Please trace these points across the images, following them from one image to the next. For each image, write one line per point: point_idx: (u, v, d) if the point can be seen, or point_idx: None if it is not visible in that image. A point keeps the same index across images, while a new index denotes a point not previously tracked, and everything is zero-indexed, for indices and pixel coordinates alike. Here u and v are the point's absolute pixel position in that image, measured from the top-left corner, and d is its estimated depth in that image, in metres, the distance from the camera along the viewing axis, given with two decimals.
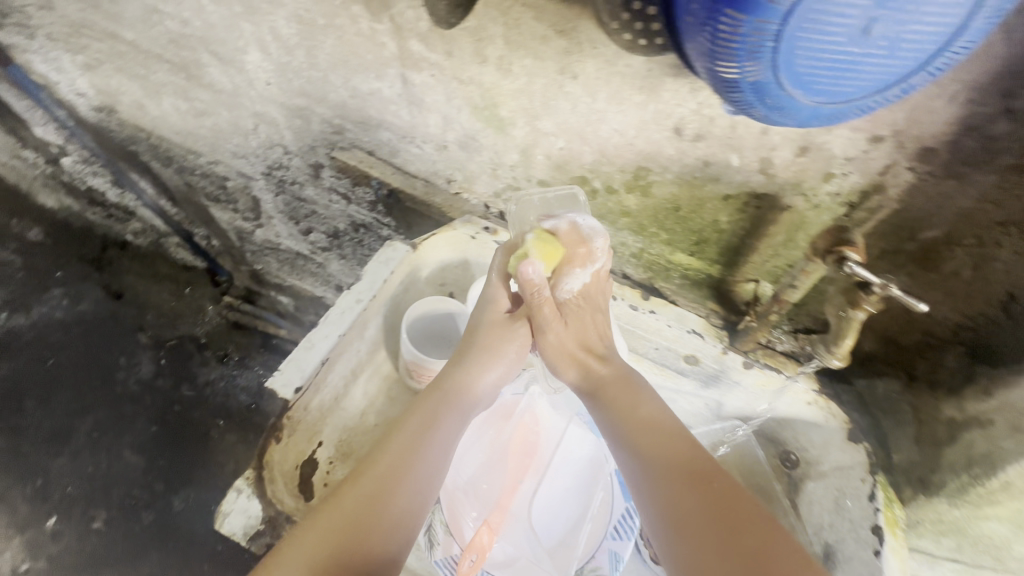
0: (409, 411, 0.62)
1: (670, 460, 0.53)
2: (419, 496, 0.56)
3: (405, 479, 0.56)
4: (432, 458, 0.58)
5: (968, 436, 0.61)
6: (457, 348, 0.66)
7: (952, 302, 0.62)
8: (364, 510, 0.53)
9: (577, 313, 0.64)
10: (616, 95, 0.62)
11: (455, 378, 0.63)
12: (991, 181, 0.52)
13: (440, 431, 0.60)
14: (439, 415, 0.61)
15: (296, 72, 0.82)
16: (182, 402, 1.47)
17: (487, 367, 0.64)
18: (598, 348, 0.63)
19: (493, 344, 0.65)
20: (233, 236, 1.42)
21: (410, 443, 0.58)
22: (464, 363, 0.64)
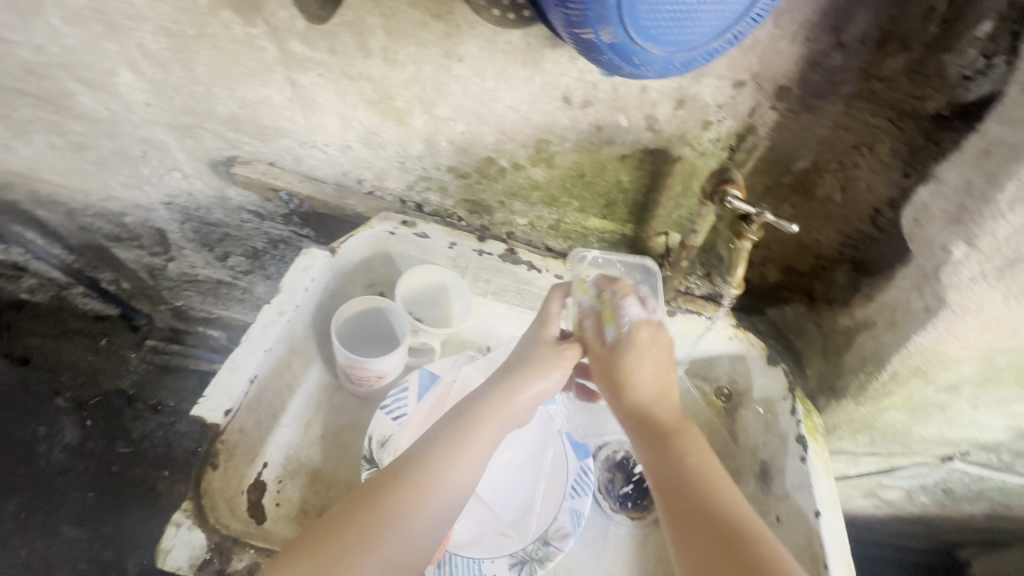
0: (456, 422, 0.60)
1: (700, 517, 0.53)
2: (431, 529, 0.56)
3: (421, 513, 0.55)
4: (454, 487, 0.57)
5: (860, 339, 0.67)
6: (518, 354, 0.64)
7: (834, 224, 0.68)
8: (373, 545, 0.53)
9: (638, 356, 0.61)
10: (503, 72, 0.64)
11: (510, 395, 0.61)
12: (839, 109, 0.59)
13: (477, 449, 0.59)
14: (482, 434, 0.59)
15: (176, 89, 0.78)
16: (120, 462, 1.39)
17: (534, 383, 0.62)
18: (656, 390, 0.60)
19: (546, 361, 0.63)
20: (144, 275, 1.33)
21: (441, 470, 0.57)
22: (519, 378, 0.62)
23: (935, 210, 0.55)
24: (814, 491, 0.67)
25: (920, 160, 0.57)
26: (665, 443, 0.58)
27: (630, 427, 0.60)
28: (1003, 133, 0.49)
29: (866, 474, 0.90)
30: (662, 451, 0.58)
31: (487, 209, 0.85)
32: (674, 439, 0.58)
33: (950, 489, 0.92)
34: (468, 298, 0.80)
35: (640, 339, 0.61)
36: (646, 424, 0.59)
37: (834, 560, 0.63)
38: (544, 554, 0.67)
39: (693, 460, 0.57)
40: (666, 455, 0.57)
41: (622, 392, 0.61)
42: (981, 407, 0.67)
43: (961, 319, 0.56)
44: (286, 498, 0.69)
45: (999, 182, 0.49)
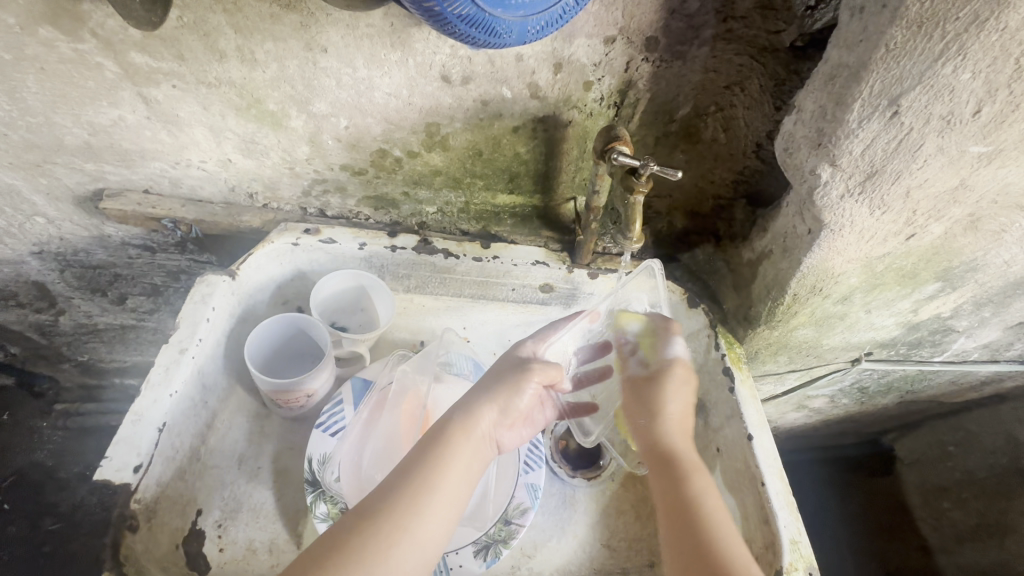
0: (443, 433, 0.57)
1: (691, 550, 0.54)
2: (433, 545, 0.52)
3: (416, 535, 0.51)
4: (449, 503, 0.54)
5: (762, 270, 0.71)
6: (487, 376, 0.63)
7: (725, 163, 0.71)
8: (381, 549, 0.49)
9: (666, 393, 0.62)
10: (373, 57, 0.61)
11: (478, 408, 0.59)
12: (706, 53, 0.61)
13: (456, 466, 0.55)
14: (464, 449, 0.56)
15: (8, 124, 0.69)
16: (52, 540, 1.27)
17: (503, 394, 0.60)
18: (679, 432, 0.62)
19: (518, 374, 0.61)
20: (33, 335, 1.21)
21: (432, 481, 0.53)
22: (488, 392, 0.60)
23: (800, 137, 0.56)
24: (744, 417, 0.71)
25: (786, 92, 0.61)
26: (678, 480, 0.58)
27: (648, 457, 0.62)
28: (842, 57, 0.50)
29: (793, 389, 0.97)
30: (671, 483, 0.59)
31: (393, 203, 0.81)
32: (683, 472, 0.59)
33: (865, 387, 1.01)
34: (387, 296, 0.78)
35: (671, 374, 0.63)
36: (663, 456, 0.61)
37: (769, 477, 0.66)
38: (507, 533, 0.68)
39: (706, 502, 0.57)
40: (674, 488, 0.58)
41: (649, 424, 0.62)
42: (873, 311, 0.73)
43: (841, 236, 0.59)
44: (231, 541, 0.66)
45: (845, 103, 0.50)
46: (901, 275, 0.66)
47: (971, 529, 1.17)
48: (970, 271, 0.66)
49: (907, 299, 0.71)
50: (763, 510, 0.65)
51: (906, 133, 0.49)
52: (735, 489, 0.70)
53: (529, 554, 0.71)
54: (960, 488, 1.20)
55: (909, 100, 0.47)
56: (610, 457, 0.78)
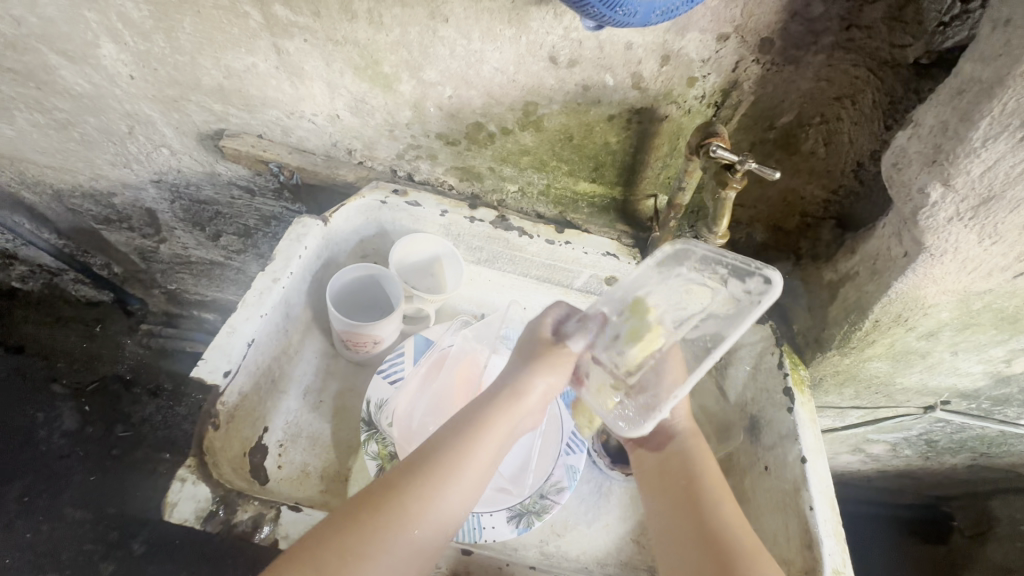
0: (476, 418, 0.59)
1: (697, 532, 0.60)
2: (451, 523, 0.56)
3: (438, 516, 0.55)
4: (465, 498, 0.57)
5: (844, 292, 0.69)
6: (524, 357, 0.62)
7: (818, 179, 0.70)
8: (405, 529, 0.53)
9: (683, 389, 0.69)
10: (489, 31, 0.64)
11: (519, 393, 0.60)
12: (821, 60, 0.60)
13: (487, 453, 0.58)
14: (497, 435, 0.59)
15: (160, 60, 0.78)
16: (121, 445, 1.41)
17: (541, 379, 0.61)
18: (687, 423, 0.69)
19: (559, 360, 0.62)
20: (135, 257, 1.35)
21: (462, 466, 0.56)
22: (526, 377, 0.61)
23: (912, 152, 0.54)
24: (800, 439, 0.69)
25: (899, 111, 0.60)
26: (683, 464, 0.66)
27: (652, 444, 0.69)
28: (976, 71, 0.48)
29: (853, 428, 0.93)
30: (677, 471, 0.65)
31: (478, 176, 0.85)
32: (692, 460, 0.66)
33: (933, 441, 0.95)
34: (457, 265, 0.81)
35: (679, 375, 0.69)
36: (666, 443, 0.68)
37: (819, 502, 0.65)
38: (541, 507, 0.69)
39: (709, 480, 0.64)
40: (678, 471, 0.65)
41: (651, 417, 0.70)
42: (961, 354, 0.69)
43: (939, 262, 0.57)
44: (289, 461, 0.71)
45: (971, 120, 0.48)
46: (999, 318, 0.62)
47: None
48: None
49: (1001, 346, 0.67)
50: (807, 534, 0.64)
51: None
52: (780, 510, 0.68)
53: (559, 532, 0.72)
54: None
55: None
56: None
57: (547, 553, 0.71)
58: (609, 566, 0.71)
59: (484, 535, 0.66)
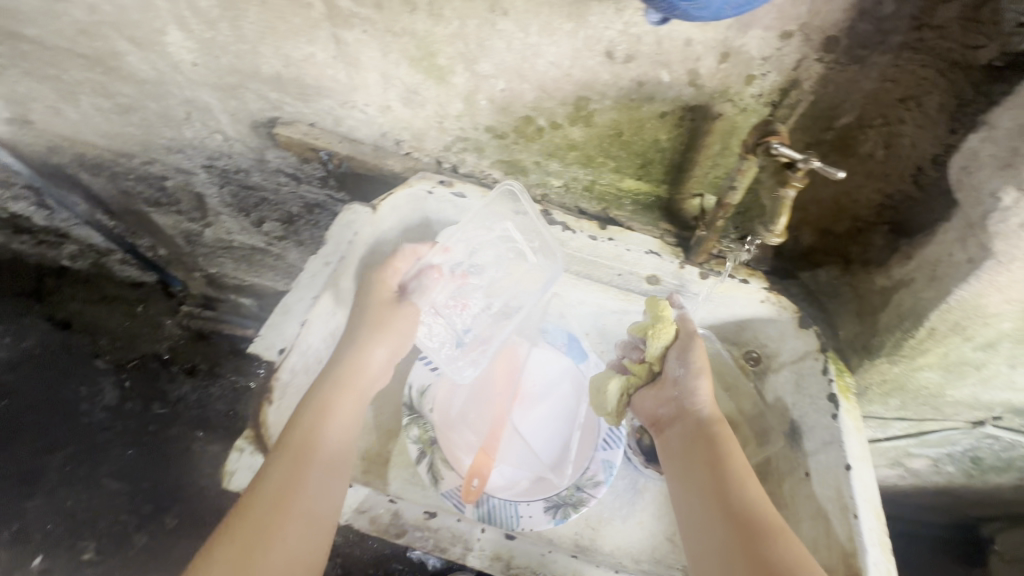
0: (334, 383, 0.68)
1: (724, 513, 0.63)
2: (336, 478, 0.64)
3: (323, 467, 0.64)
4: (342, 446, 0.66)
5: (897, 298, 0.68)
6: (366, 322, 0.72)
7: (874, 182, 0.69)
8: (308, 471, 0.63)
9: (702, 369, 0.70)
10: (547, 25, 0.65)
11: (358, 357, 0.70)
12: (887, 60, 0.59)
13: (342, 412, 0.67)
14: (343, 401, 0.68)
15: (223, 48, 0.81)
16: (158, 422, 1.47)
17: (379, 343, 0.71)
18: (708, 403, 0.70)
19: (389, 320, 0.72)
20: (179, 240, 1.39)
21: (326, 424, 0.66)
22: (360, 342, 0.71)
23: (985, 155, 0.56)
24: (845, 446, 0.69)
25: (968, 114, 0.58)
26: (706, 445, 0.67)
27: (672, 425, 0.71)
28: None
29: (895, 441, 0.91)
30: (698, 452, 0.67)
31: (523, 170, 0.86)
32: (714, 440, 0.67)
33: (979, 459, 0.92)
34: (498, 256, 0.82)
35: (697, 355, 0.70)
36: (688, 424, 0.69)
37: (864, 510, 0.64)
38: (577, 499, 0.70)
39: (730, 460, 0.66)
40: (705, 452, 0.67)
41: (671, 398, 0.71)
42: (1019, 367, 0.67)
43: (1006, 269, 0.56)
44: None
45: None
46: None
47: None
48: None
49: None
50: (851, 542, 0.63)
51: None
52: (821, 517, 0.67)
53: (593, 526, 0.72)
54: None
55: None
56: None
57: (581, 546, 0.71)
58: (643, 563, 0.71)
59: (522, 523, 0.67)
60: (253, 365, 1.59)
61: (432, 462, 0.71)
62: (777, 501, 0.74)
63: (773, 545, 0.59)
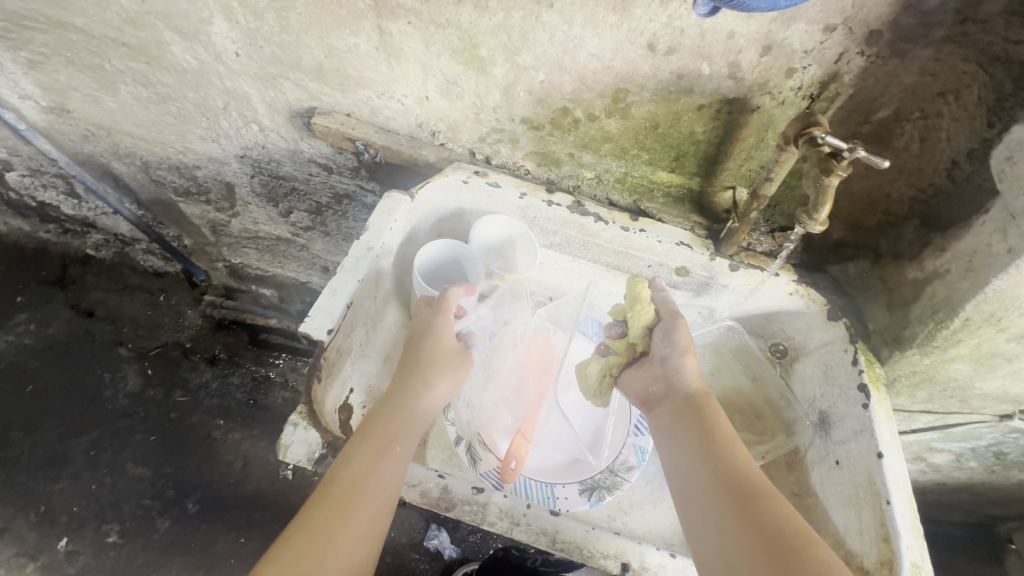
0: (398, 399, 0.67)
1: (715, 482, 0.60)
2: (395, 482, 0.63)
3: (387, 471, 0.62)
4: (403, 450, 0.65)
5: (930, 290, 0.69)
6: (426, 363, 0.70)
7: (906, 177, 0.70)
8: (371, 470, 0.61)
9: (688, 345, 0.69)
10: (591, 18, 0.66)
11: (421, 390, 0.68)
12: (929, 53, 0.60)
13: (409, 430, 0.66)
14: (408, 415, 0.67)
15: (267, 38, 0.83)
16: (179, 409, 1.49)
17: (442, 385, 0.70)
18: (694, 380, 0.69)
19: (450, 363, 0.71)
20: (206, 230, 1.42)
21: (397, 432, 0.65)
22: (427, 380, 0.69)
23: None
24: (877, 434, 0.69)
25: (1004, 109, 0.59)
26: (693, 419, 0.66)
27: (660, 403, 0.70)
28: None
29: (918, 434, 0.92)
30: (686, 427, 0.66)
31: (556, 162, 0.88)
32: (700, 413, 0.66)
33: (1002, 454, 0.93)
34: (530, 249, 0.85)
35: (684, 332, 0.70)
36: (675, 400, 0.68)
37: (897, 497, 0.65)
38: (612, 482, 0.71)
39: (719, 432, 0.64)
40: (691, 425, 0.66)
41: (659, 376, 0.70)
42: None
43: None
44: None
45: None
46: None
47: None
48: None
49: None
50: (884, 527, 0.64)
51: None
52: (853, 503, 0.69)
53: (625, 510, 0.75)
54: None
55: None
56: None
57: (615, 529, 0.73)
58: (675, 547, 0.72)
59: (559, 505, 0.69)
60: (273, 355, 1.66)
61: (469, 443, 0.74)
62: (805, 489, 0.76)
63: (769, 510, 0.56)
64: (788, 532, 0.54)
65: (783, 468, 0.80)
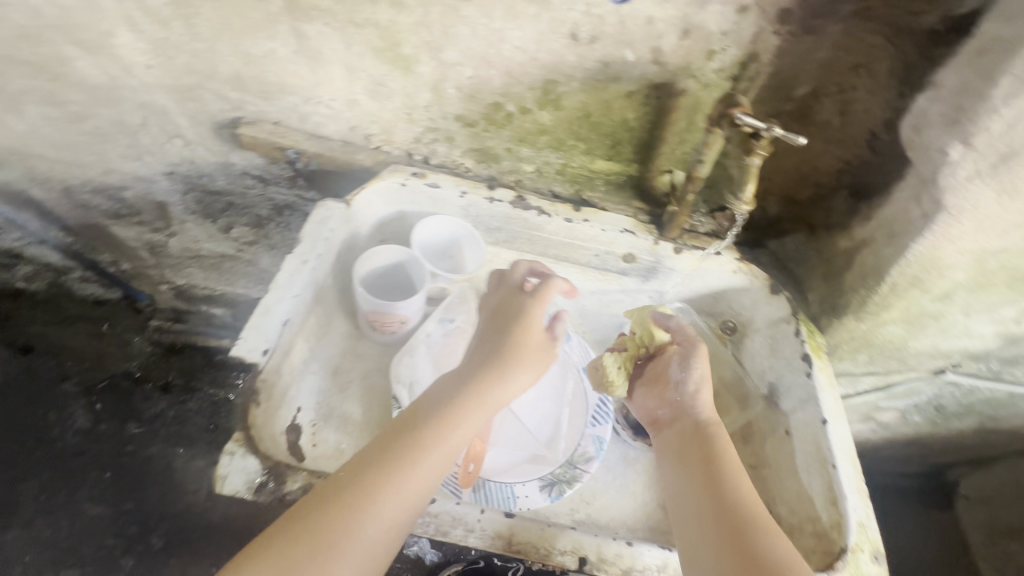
0: (451, 394, 0.62)
1: (714, 512, 0.60)
2: (428, 490, 0.57)
3: (420, 476, 0.57)
4: (446, 457, 0.59)
5: (860, 258, 0.72)
6: (508, 349, 0.65)
7: (833, 150, 0.72)
8: (406, 469, 0.56)
9: (704, 373, 0.70)
10: (510, 10, 0.65)
11: (502, 378, 0.64)
12: (839, 30, 0.61)
13: (457, 431, 0.60)
14: (464, 414, 0.61)
15: (178, 47, 0.78)
16: (134, 441, 1.42)
17: (518, 372, 0.65)
18: (709, 411, 0.69)
19: (533, 355, 0.66)
20: (145, 253, 1.33)
21: (442, 434, 0.59)
22: (513, 364, 0.65)
23: (935, 113, 0.59)
24: (821, 402, 0.71)
25: (914, 79, 0.62)
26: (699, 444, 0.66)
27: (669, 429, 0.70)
28: (998, 31, 0.53)
29: (864, 395, 0.96)
30: (692, 452, 0.66)
31: (495, 158, 0.86)
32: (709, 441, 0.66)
33: (942, 406, 0.98)
34: (477, 248, 0.83)
35: (699, 358, 0.71)
36: (685, 425, 0.69)
37: (842, 461, 0.67)
38: (571, 475, 0.71)
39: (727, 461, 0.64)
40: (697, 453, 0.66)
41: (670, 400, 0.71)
42: (973, 315, 0.72)
43: (957, 222, 0.60)
44: (322, 440, 0.73)
45: (996, 75, 0.53)
46: (1013, 278, 0.66)
47: None
48: None
49: (1013, 307, 0.70)
50: (832, 491, 0.66)
51: None
52: (803, 471, 0.71)
53: (588, 500, 0.74)
54: None
55: None
56: None
57: (578, 520, 0.73)
58: (638, 531, 0.73)
59: (519, 503, 0.68)
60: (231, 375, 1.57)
61: None
62: (761, 461, 0.77)
63: (765, 549, 0.56)
64: (783, 571, 0.54)
65: (739, 441, 0.80)
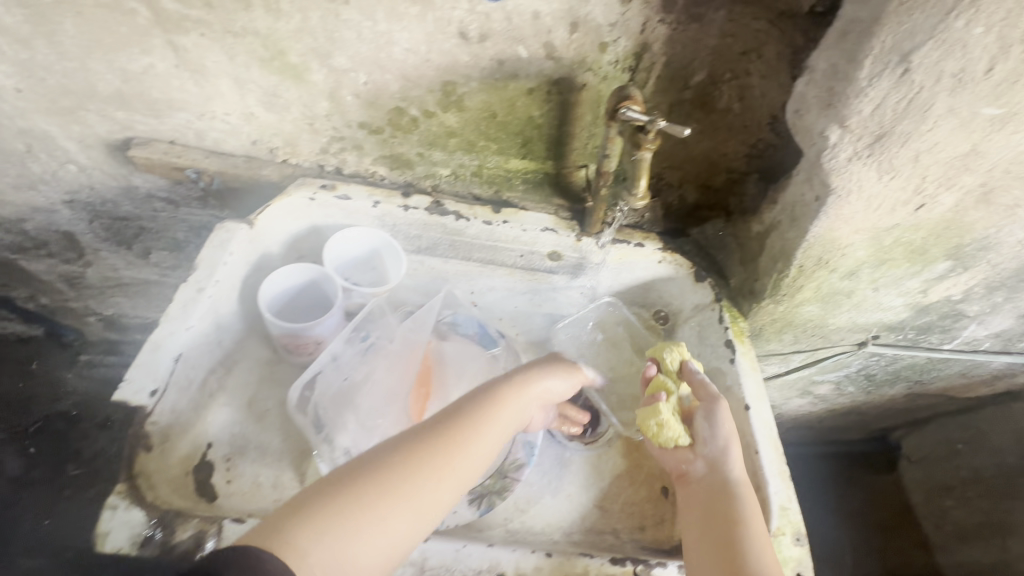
0: (489, 397, 0.61)
1: None
2: (448, 496, 0.55)
3: (445, 481, 0.55)
4: (474, 464, 0.57)
5: (770, 242, 0.72)
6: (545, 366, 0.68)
7: (738, 136, 0.72)
8: (432, 470, 0.54)
9: (732, 432, 0.64)
10: (393, 11, 0.62)
11: (532, 387, 0.65)
12: (722, 16, 0.61)
13: (490, 436, 0.59)
14: (498, 418, 0.60)
15: (47, 68, 0.72)
16: (74, 483, 1.30)
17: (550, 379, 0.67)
18: (742, 478, 0.62)
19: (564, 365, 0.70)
20: (62, 285, 1.25)
21: (476, 438, 0.58)
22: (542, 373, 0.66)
23: (811, 98, 0.59)
24: (743, 387, 0.72)
25: (802, 61, 0.62)
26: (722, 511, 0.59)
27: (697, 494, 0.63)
28: (856, 12, 0.52)
29: (797, 372, 0.97)
30: (713, 520, 0.59)
31: (408, 164, 0.83)
32: (733, 509, 0.59)
33: (871, 375, 1.01)
34: (394, 258, 0.80)
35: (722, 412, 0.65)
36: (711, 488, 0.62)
37: (764, 446, 0.67)
38: (502, 485, 0.70)
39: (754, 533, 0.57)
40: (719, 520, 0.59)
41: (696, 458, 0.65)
42: (881, 289, 0.74)
43: (846, 203, 0.61)
44: (238, 475, 0.69)
45: (857, 60, 0.53)
46: (910, 251, 0.67)
47: (974, 527, 1.18)
48: (981, 250, 0.67)
49: (916, 278, 0.72)
50: (755, 477, 0.66)
51: (916, 92, 0.51)
52: None
53: (523, 508, 0.73)
54: (964, 486, 1.20)
55: (919, 56, 0.49)
56: (608, 424, 0.80)
57: (511, 530, 0.71)
58: (575, 534, 0.72)
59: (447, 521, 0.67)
60: None
61: None
62: None
63: None
64: None
65: None
